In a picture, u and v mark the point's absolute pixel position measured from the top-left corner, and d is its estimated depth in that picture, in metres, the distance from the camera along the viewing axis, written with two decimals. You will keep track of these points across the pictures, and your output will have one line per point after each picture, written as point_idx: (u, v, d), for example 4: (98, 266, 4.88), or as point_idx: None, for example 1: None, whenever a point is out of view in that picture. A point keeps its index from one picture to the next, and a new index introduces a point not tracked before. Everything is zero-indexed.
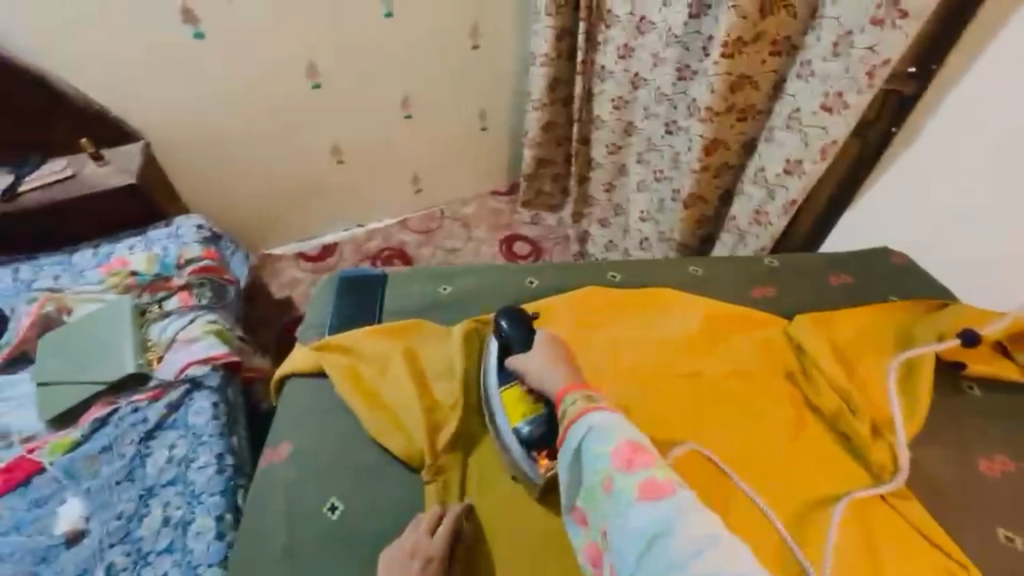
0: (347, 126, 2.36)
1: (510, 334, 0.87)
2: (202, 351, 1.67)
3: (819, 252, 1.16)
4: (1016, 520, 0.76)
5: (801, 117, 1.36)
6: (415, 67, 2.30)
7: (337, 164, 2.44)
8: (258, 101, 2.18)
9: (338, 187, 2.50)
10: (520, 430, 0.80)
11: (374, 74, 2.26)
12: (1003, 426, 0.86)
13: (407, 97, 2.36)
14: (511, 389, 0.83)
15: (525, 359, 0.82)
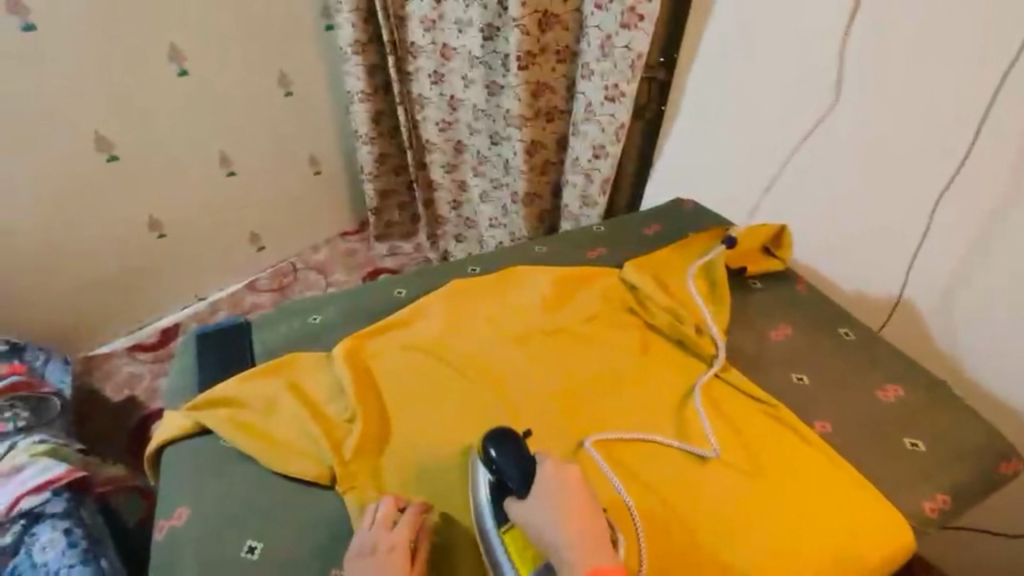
0: (160, 194, 2.16)
1: (501, 464, 0.77)
2: (33, 479, 1.40)
3: (632, 213, 1.40)
4: (800, 365, 1.04)
5: (594, 108, 1.61)
6: (226, 122, 2.21)
7: (158, 238, 2.22)
8: (42, 185, 1.93)
9: (165, 261, 2.27)
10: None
11: (180, 135, 2.12)
12: (780, 304, 1.15)
13: (224, 153, 2.24)
14: (512, 532, 0.74)
15: (532, 516, 0.72)
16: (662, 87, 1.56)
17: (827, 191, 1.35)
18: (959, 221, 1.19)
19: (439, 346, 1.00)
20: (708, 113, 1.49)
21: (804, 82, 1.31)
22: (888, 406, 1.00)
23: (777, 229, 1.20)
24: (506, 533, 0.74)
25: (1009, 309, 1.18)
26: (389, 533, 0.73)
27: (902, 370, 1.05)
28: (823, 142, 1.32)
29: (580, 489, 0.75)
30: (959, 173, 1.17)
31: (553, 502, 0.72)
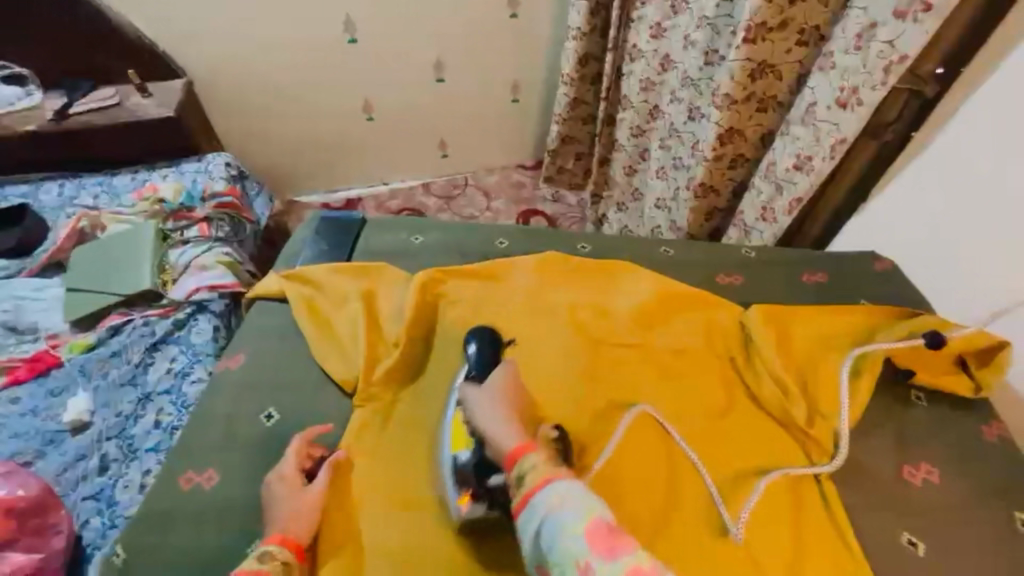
0: (378, 84, 2.40)
1: (473, 357, 0.85)
2: (211, 279, 1.78)
3: (800, 249, 1.14)
4: (922, 527, 0.77)
5: (817, 110, 1.31)
6: (450, 31, 2.31)
7: (368, 121, 2.50)
8: (296, 51, 2.26)
9: (366, 144, 2.57)
10: (458, 457, 0.76)
11: (409, 34, 2.29)
12: (940, 438, 0.85)
13: (439, 60, 2.38)
14: (456, 416, 0.80)
15: (474, 395, 0.77)
16: (922, 107, 1.21)
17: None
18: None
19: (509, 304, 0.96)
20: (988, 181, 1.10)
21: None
22: None
23: (991, 344, 0.84)
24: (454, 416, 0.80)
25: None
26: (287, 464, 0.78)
27: None
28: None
29: (520, 392, 0.79)
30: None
31: (497, 388, 0.78)
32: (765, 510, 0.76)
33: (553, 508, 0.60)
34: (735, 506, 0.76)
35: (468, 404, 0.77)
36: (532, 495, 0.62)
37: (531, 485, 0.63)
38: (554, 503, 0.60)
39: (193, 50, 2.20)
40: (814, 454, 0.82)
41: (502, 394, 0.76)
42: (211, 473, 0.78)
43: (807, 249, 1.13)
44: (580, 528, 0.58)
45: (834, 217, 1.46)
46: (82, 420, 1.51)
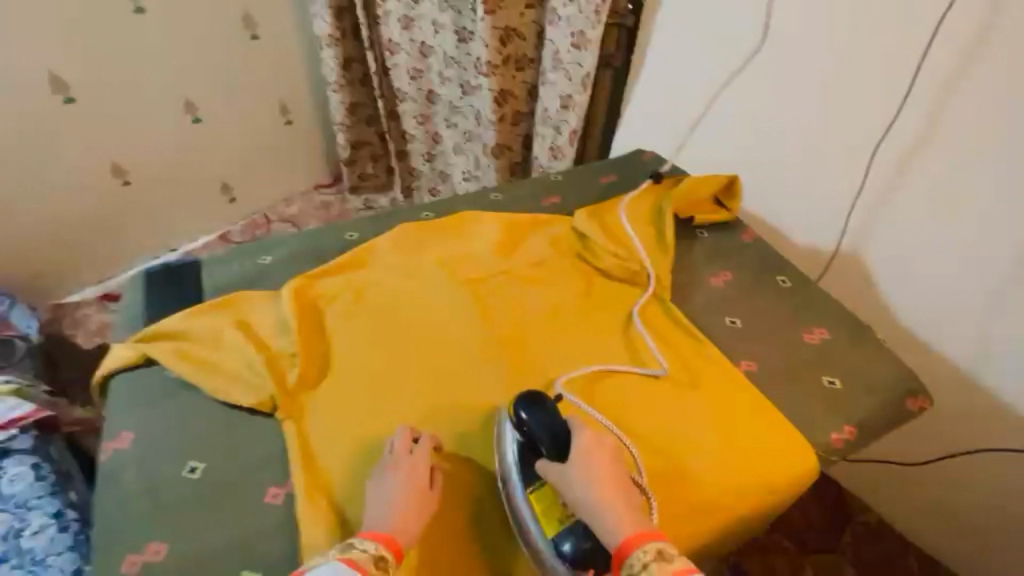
0: (122, 140, 2.00)
1: (532, 426, 0.80)
2: (1, 413, 1.42)
3: (589, 163, 1.41)
4: (734, 310, 1.05)
5: (561, 56, 1.59)
6: (189, 65, 2.04)
7: (124, 186, 2.06)
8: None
9: (124, 213, 2.10)
10: (557, 543, 0.75)
11: (142, 77, 1.96)
12: (725, 252, 1.16)
13: (189, 99, 2.08)
14: (541, 489, 0.79)
15: (564, 472, 0.75)
16: (630, 35, 1.55)
17: (751, 133, 1.34)
18: (894, 156, 1.17)
19: (408, 281, 1.04)
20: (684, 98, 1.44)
21: (739, 23, 1.31)
22: (811, 350, 0.98)
23: (729, 179, 1.22)
24: (531, 494, 0.79)
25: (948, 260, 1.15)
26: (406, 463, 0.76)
27: (836, 316, 1.04)
28: (752, 81, 1.32)
29: (611, 450, 0.78)
30: (903, 112, 1.14)
31: (585, 463, 0.75)
32: (664, 351, 0.98)
33: None
34: (648, 358, 0.97)
35: (564, 487, 0.75)
36: None
37: None
38: None
39: None
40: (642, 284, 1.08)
41: (603, 466, 0.74)
42: (159, 544, 0.71)
43: (595, 161, 1.40)
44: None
45: (605, 137, 1.78)
46: None
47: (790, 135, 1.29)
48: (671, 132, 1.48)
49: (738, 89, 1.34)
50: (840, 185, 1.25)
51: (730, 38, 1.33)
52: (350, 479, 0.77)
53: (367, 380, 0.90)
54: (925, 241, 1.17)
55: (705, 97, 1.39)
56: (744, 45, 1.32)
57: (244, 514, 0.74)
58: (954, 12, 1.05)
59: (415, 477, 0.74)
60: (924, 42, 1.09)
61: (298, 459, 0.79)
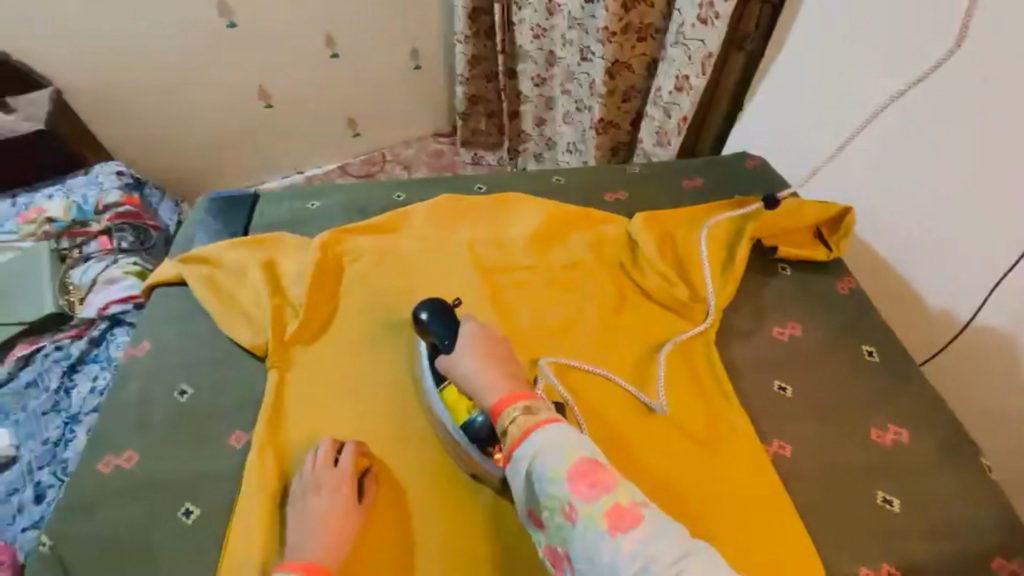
0: (268, 66, 2.00)
1: (429, 325, 0.83)
2: (123, 290, 1.67)
3: (676, 160, 1.22)
4: (788, 373, 0.86)
5: (685, 30, 1.36)
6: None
7: (266, 110, 2.09)
8: (158, 47, 1.87)
9: (271, 137, 2.15)
10: (469, 424, 0.77)
11: (295, 9, 1.92)
12: (809, 299, 0.94)
13: (329, 34, 2.01)
14: (449, 388, 0.81)
15: (450, 357, 0.80)
16: (773, 13, 1.31)
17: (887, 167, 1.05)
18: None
19: (428, 250, 1.00)
20: (818, 109, 1.15)
21: (913, 17, 0.98)
22: (874, 452, 0.77)
23: (841, 210, 0.97)
24: (444, 390, 0.81)
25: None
26: (327, 472, 0.74)
27: (929, 421, 0.80)
28: (911, 97, 1.00)
29: (498, 339, 0.82)
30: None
31: (466, 345, 0.80)
32: (682, 391, 0.83)
33: (535, 453, 0.64)
34: (651, 386, 0.84)
35: (454, 373, 0.79)
36: (517, 448, 0.66)
37: (515, 436, 0.67)
38: (536, 449, 0.64)
39: (35, 51, 1.81)
40: (687, 315, 0.92)
41: (483, 352, 0.78)
42: (132, 453, 0.78)
43: (683, 158, 1.21)
44: (562, 473, 0.61)
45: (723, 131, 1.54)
46: (7, 456, 1.39)
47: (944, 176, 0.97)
48: (787, 142, 1.22)
49: (888, 105, 1.03)
50: (990, 260, 0.93)
51: (899, 35, 1.00)
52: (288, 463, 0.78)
53: (355, 355, 0.88)
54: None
55: (843, 107, 1.10)
56: (915, 47, 0.98)
57: (207, 447, 0.79)
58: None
59: (339, 494, 0.72)
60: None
61: (265, 416, 0.80)
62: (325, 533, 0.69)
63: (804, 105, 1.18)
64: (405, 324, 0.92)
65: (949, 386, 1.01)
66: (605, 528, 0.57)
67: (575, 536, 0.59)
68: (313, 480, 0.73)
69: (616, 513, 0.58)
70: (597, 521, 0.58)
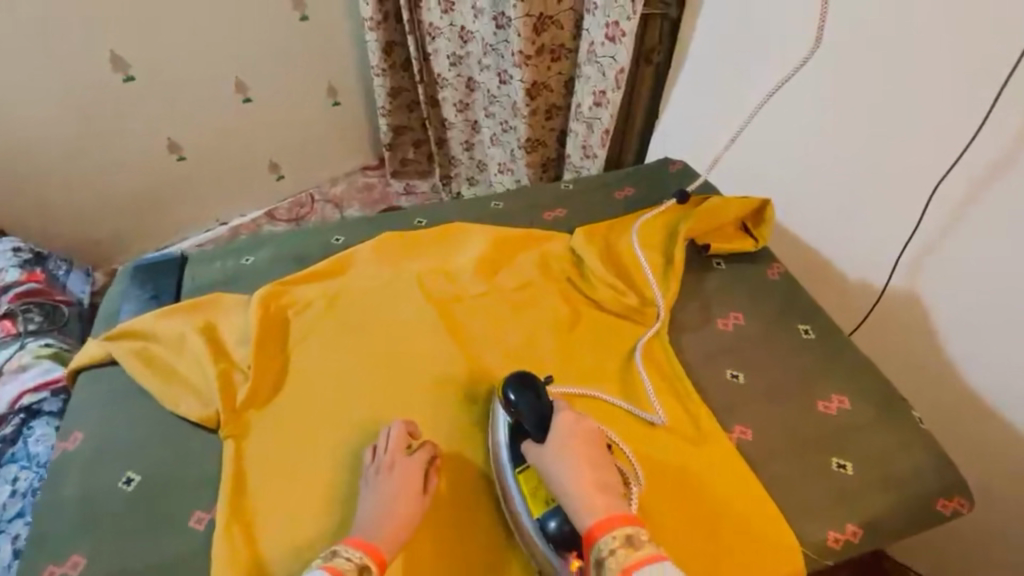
0: (182, 115, 1.89)
1: (520, 408, 0.77)
2: (35, 377, 1.48)
3: (605, 172, 1.28)
4: (737, 360, 0.91)
5: (596, 49, 1.45)
6: (243, 41, 1.87)
7: (179, 162, 1.95)
8: (46, 107, 1.70)
9: (181, 190, 2.00)
10: (543, 525, 0.72)
11: (200, 55, 1.83)
12: (746, 288, 1.01)
13: (239, 78, 1.92)
14: (528, 471, 0.76)
15: (543, 456, 0.73)
16: (672, 28, 1.41)
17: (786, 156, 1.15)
18: (963, 188, 0.94)
19: (378, 293, 0.98)
20: (722, 112, 1.23)
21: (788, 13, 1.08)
22: (824, 422, 0.84)
23: (760, 203, 1.05)
24: (520, 473, 0.77)
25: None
26: (406, 459, 0.76)
27: (865, 385, 0.88)
28: (799, 85, 1.10)
29: (594, 435, 0.75)
30: (977, 133, 0.90)
31: (563, 441, 0.73)
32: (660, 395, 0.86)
33: None
34: (644, 402, 0.86)
35: (541, 468, 0.73)
36: None
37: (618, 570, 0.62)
38: None
39: None
40: (638, 320, 0.96)
41: (579, 450, 0.72)
42: (78, 556, 0.71)
43: (612, 170, 1.27)
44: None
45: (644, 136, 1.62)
46: None
47: (839, 153, 1.07)
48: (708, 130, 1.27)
49: (781, 94, 1.13)
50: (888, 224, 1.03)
51: (781, 30, 1.10)
52: (342, 489, 0.77)
53: (321, 408, 0.85)
54: (1002, 311, 0.93)
55: (747, 99, 1.18)
56: (796, 40, 1.08)
57: (164, 535, 0.73)
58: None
59: (411, 474, 0.75)
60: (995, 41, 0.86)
61: (227, 490, 0.76)
62: (393, 515, 0.72)
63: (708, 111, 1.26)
64: (364, 368, 0.90)
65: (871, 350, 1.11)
66: None
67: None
68: (385, 462, 0.76)
69: None
70: None
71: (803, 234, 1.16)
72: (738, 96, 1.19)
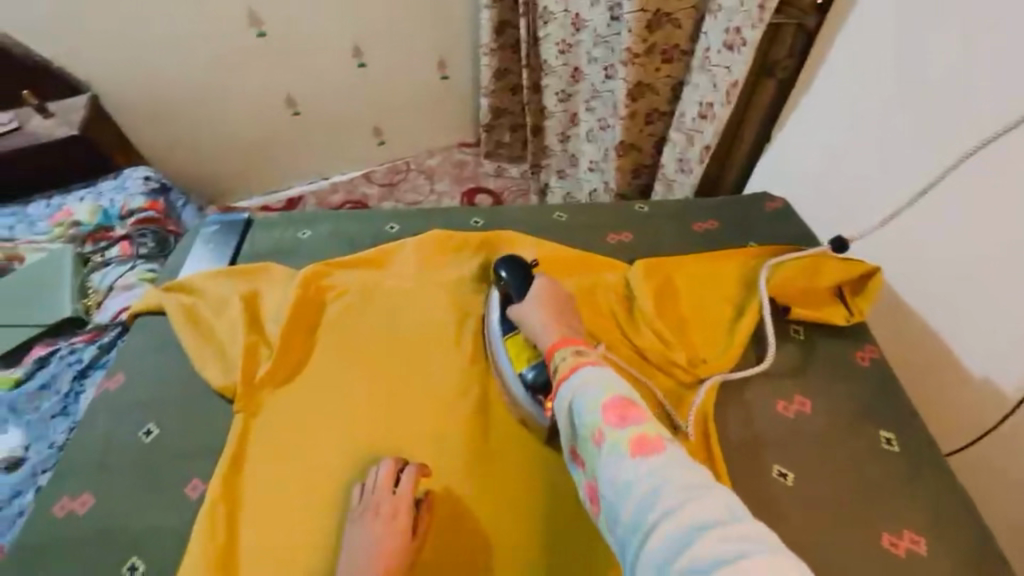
0: (303, 75, 1.89)
1: (508, 282, 0.89)
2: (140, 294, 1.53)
3: (690, 199, 1.13)
4: (790, 457, 0.77)
5: (710, 55, 1.22)
6: (369, 6, 1.82)
7: (293, 117, 1.97)
8: (179, 51, 1.75)
9: (291, 145, 2.03)
10: (524, 375, 0.82)
11: (326, 17, 1.80)
12: (827, 373, 0.84)
13: (358, 44, 1.88)
14: (514, 337, 0.86)
15: (523, 310, 0.84)
16: (808, 43, 1.12)
17: (933, 212, 0.91)
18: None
19: (413, 293, 0.95)
20: (859, 141, 1.03)
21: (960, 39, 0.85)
22: (883, 565, 0.68)
23: (868, 270, 0.87)
24: (508, 338, 0.86)
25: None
26: (391, 498, 0.72)
27: (950, 534, 0.70)
28: (945, 129, 0.88)
29: (567, 302, 0.85)
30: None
31: (534, 298, 0.84)
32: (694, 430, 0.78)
33: (575, 388, 0.67)
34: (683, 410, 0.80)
35: (520, 319, 0.84)
36: (564, 380, 0.70)
37: (564, 370, 0.71)
38: (577, 383, 0.67)
39: (72, 56, 1.72)
40: (681, 378, 0.84)
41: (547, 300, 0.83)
42: (87, 497, 0.77)
43: (700, 199, 1.13)
44: (598, 404, 0.63)
45: (753, 156, 1.34)
46: (14, 458, 1.24)
47: (983, 227, 0.84)
48: (822, 161, 1.11)
49: (928, 142, 0.91)
50: None
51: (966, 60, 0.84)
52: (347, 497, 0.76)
53: (328, 403, 0.84)
54: None
55: (882, 137, 0.99)
56: (993, 75, 0.81)
57: (162, 494, 0.77)
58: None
59: (396, 520, 0.70)
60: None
61: (222, 466, 0.78)
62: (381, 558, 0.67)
63: (844, 141, 1.06)
64: (377, 371, 0.87)
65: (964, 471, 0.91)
66: (629, 452, 0.58)
67: (602, 460, 0.59)
68: (373, 502, 0.72)
69: (641, 440, 0.58)
70: (622, 447, 0.59)
71: (925, 309, 0.94)
72: (881, 126, 0.98)
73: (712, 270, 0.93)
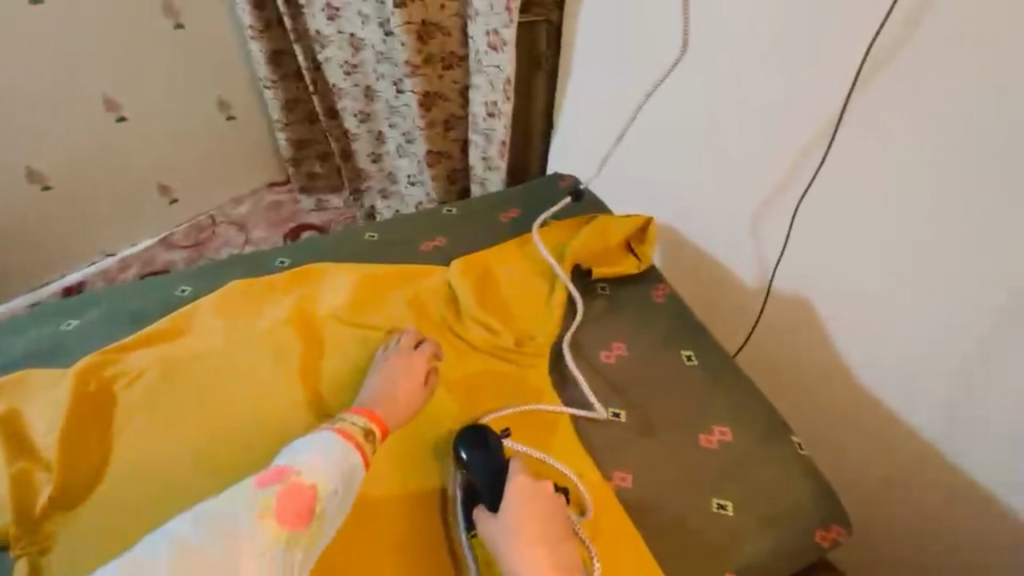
0: (42, 141, 1.57)
1: (472, 472, 0.74)
2: None
3: (490, 194, 1.21)
4: (619, 396, 0.86)
5: (480, 57, 1.29)
6: (110, 52, 1.57)
7: (42, 193, 1.62)
8: None
9: (49, 228, 1.66)
10: None
11: (55, 70, 1.52)
12: (634, 315, 0.96)
13: (108, 95, 1.61)
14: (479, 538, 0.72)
15: (494, 527, 0.69)
16: (557, 34, 1.26)
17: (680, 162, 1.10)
18: (834, 203, 0.91)
19: (222, 354, 0.86)
20: (610, 116, 1.19)
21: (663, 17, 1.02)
22: (703, 458, 0.80)
23: (643, 222, 1.03)
24: (474, 538, 0.73)
25: (929, 360, 0.89)
26: (413, 351, 0.84)
27: (750, 415, 0.84)
28: (668, 92, 1.07)
29: (548, 504, 0.71)
30: (855, 143, 0.87)
31: (510, 518, 0.69)
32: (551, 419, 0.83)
33: None
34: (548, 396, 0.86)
35: (490, 536, 0.69)
36: None
37: None
38: None
39: None
40: (515, 359, 0.89)
41: (526, 518, 0.68)
42: None
43: (498, 191, 1.20)
44: None
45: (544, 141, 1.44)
46: None
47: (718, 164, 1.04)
48: (592, 136, 1.25)
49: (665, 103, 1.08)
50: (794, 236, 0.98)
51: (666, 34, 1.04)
52: None
53: (149, 490, 0.75)
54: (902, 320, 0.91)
55: (634, 108, 1.14)
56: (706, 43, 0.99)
57: None
58: (904, 16, 0.77)
59: (414, 369, 0.81)
60: (854, 50, 0.82)
61: None
62: (394, 395, 0.79)
63: (610, 119, 1.20)
64: (204, 432, 0.79)
65: (757, 361, 1.12)
66: None
67: None
68: (389, 356, 0.83)
69: None
70: None
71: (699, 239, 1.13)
72: (625, 100, 1.15)
73: (523, 255, 1.01)
